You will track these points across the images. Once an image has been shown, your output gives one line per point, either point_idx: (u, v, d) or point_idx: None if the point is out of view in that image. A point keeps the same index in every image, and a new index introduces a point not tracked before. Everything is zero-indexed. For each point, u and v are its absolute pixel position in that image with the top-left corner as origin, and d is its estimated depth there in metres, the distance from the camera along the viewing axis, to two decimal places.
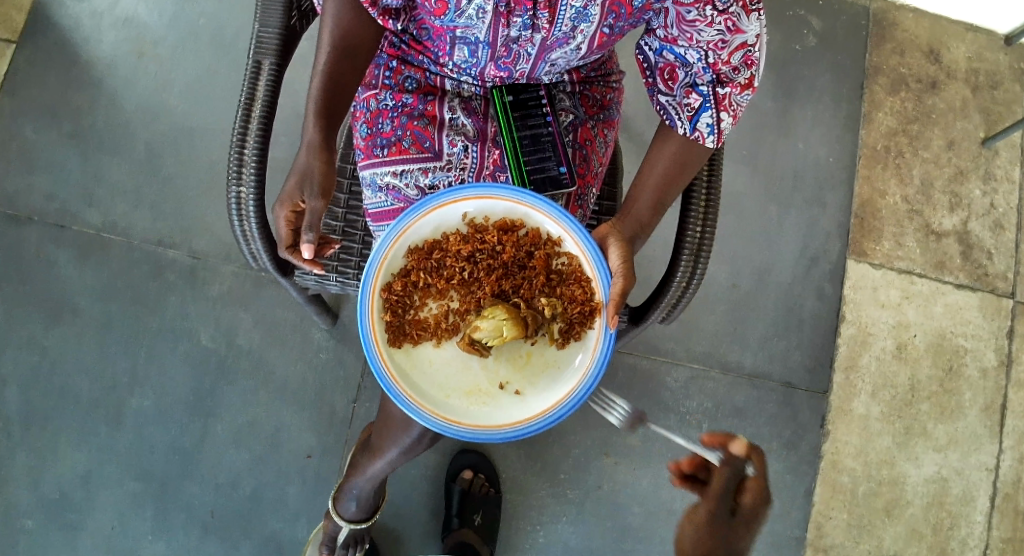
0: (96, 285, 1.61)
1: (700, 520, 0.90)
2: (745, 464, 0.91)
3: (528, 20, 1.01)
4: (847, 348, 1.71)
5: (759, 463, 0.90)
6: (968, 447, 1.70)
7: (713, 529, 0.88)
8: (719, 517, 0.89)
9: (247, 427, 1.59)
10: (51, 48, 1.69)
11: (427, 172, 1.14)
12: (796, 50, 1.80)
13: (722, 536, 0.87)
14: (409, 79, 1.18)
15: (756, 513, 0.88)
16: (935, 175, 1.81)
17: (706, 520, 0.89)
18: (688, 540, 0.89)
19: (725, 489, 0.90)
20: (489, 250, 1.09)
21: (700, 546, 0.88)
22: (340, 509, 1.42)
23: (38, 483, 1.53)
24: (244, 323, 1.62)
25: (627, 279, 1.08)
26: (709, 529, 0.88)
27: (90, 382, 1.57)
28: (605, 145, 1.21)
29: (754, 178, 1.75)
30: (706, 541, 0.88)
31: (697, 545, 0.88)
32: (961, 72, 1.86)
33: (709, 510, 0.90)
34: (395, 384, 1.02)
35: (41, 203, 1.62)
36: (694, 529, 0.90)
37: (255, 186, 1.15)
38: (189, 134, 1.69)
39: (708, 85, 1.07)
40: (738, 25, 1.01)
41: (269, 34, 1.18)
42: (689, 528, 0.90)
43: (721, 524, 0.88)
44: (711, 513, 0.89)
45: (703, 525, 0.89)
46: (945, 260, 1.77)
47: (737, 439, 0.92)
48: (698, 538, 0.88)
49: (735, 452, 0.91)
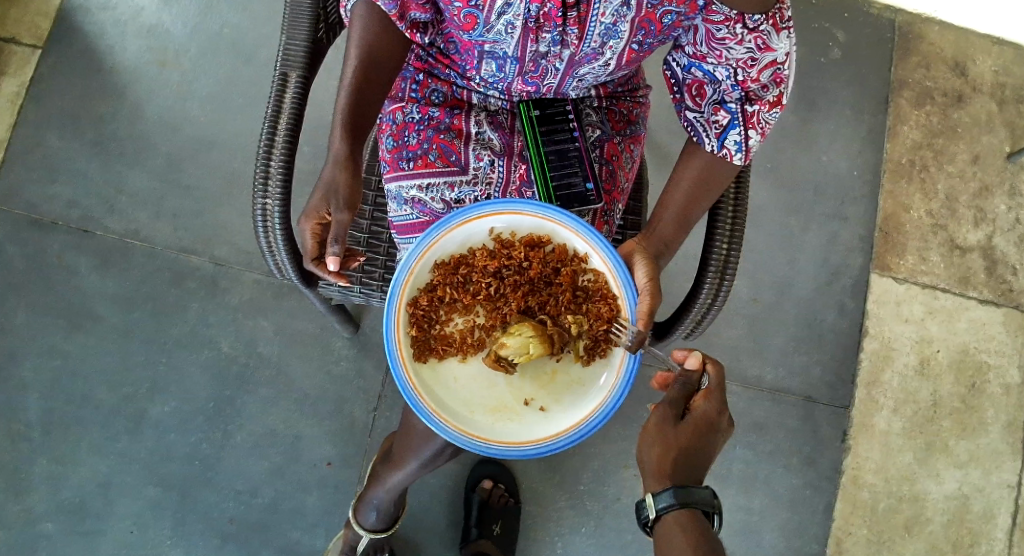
0: (118, 292, 1.62)
1: (655, 426, 0.96)
2: (694, 374, 0.98)
3: (557, 35, 1.01)
4: (870, 363, 1.70)
5: (712, 372, 0.96)
6: (990, 464, 1.68)
7: (668, 431, 0.95)
8: (672, 419, 0.96)
9: (267, 435, 1.59)
10: (76, 56, 1.70)
11: (453, 186, 1.15)
12: (821, 63, 1.79)
13: (676, 436, 0.94)
14: (436, 93, 1.18)
15: (708, 413, 0.95)
16: (959, 190, 1.79)
17: (660, 424, 0.96)
18: (645, 445, 0.96)
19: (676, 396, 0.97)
20: (516, 267, 1.09)
21: (657, 447, 0.95)
22: (360, 518, 1.43)
23: (59, 487, 1.54)
24: (265, 331, 1.63)
25: (654, 297, 1.08)
26: (664, 430, 0.95)
27: (111, 389, 1.58)
28: (632, 160, 1.21)
29: (776, 191, 1.74)
30: (662, 443, 0.95)
31: (654, 447, 0.95)
32: (987, 86, 1.84)
33: (661, 415, 0.96)
34: (420, 399, 1.03)
35: (65, 209, 1.64)
36: (650, 434, 0.96)
37: (281, 197, 1.16)
38: (212, 142, 1.70)
39: (737, 102, 1.06)
40: (768, 43, 1.00)
41: (296, 47, 1.19)
42: (645, 435, 0.97)
43: (674, 425, 0.95)
44: (664, 418, 0.96)
45: (656, 430, 0.96)
46: (969, 275, 1.76)
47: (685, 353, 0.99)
48: (654, 440, 0.95)
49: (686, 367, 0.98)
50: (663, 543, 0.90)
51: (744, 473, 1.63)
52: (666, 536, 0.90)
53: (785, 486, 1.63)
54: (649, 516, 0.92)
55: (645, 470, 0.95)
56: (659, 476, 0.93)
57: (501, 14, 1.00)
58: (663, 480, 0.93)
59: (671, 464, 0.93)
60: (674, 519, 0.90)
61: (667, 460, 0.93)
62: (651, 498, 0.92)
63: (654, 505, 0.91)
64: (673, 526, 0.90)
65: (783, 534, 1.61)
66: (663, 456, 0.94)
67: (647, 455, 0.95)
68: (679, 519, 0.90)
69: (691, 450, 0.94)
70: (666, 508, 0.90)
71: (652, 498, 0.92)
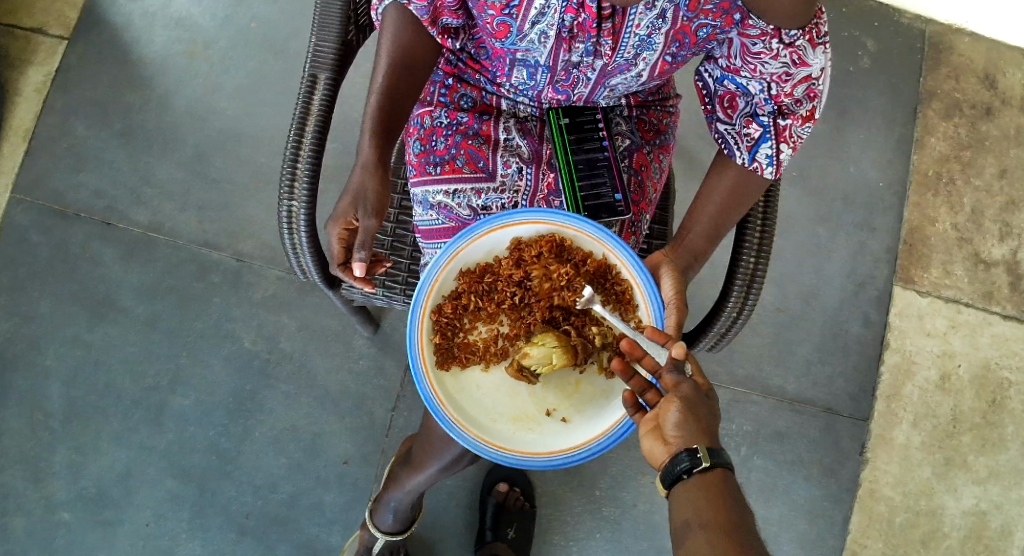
0: (142, 284, 1.63)
1: (687, 392, 0.90)
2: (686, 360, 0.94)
3: (590, 46, 1.00)
4: (890, 376, 1.69)
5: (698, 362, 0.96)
6: (1008, 481, 1.67)
7: (701, 400, 0.90)
8: (700, 391, 0.90)
9: (287, 432, 1.60)
10: (104, 47, 1.71)
11: (480, 193, 1.15)
12: (850, 71, 1.78)
13: (707, 406, 0.90)
14: (465, 98, 1.18)
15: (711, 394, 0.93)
16: (986, 203, 1.77)
17: (692, 393, 0.90)
18: (674, 408, 0.88)
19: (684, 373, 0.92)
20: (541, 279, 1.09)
21: (691, 413, 0.88)
22: (376, 520, 1.44)
23: (79, 476, 1.55)
24: (287, 327, 1.64)
25: (681, 310, 1.08)
26: (696, 398, 0.89)
27: (134, 381, 1.59)
28: (660, 170, 1.20)
29: (802, 200, 1.73)
30: (695, 407, 0.89)
31: (689, 410, 0.88)
32: (1016, 99, 1.82)
33: (690, 385, 0.90)
34: (442, 408, 1.03)
35: (91, 200, 1.65)
36: (683, 399, 0.89)
37: (307, 199, 1.16)
38: (238, 137, 1.70)
39: (769, 116, 1.05)
40: (804, 58, 0.99)
41: (326, 48, 1.19)
42: (673, 398, 0.89)
43: (704, 396, 0.90)
44: (693, 387, 0.90)
45: (691, 396, 0.89)
46: (993, 290, 1.74)
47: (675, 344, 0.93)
48: (688, 405, 0.88)
49: (678, 355, 0.92)
50: (699, 496, 0.84)
51: (763, 483, 1.62)
52: (707, 493, 0.84)
53: (804, 496, 1.62)
54: (692, 467, 0.85)
55: (675, 433, 0.87)
56: (699, 436, 0.87)
57: (535, 23, 0.99)
58: (704, 439, 0.87)
59: (708, 428, 0.88)
60: (718, 476, 0.84)
61: (704, 424, 0.88)
62: (701, 451, 0.85)
63: (704, 460, 0.85)
64: (714, 482, 0.84)
65: (800, 545, 1.61)
66: (699, 420, 0.88)
67: (682, 417, 0.88)
68: (720, 475, 0.84)
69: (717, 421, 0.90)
70: (716, 464, 0.84)
71: (704, 451, 0.85)
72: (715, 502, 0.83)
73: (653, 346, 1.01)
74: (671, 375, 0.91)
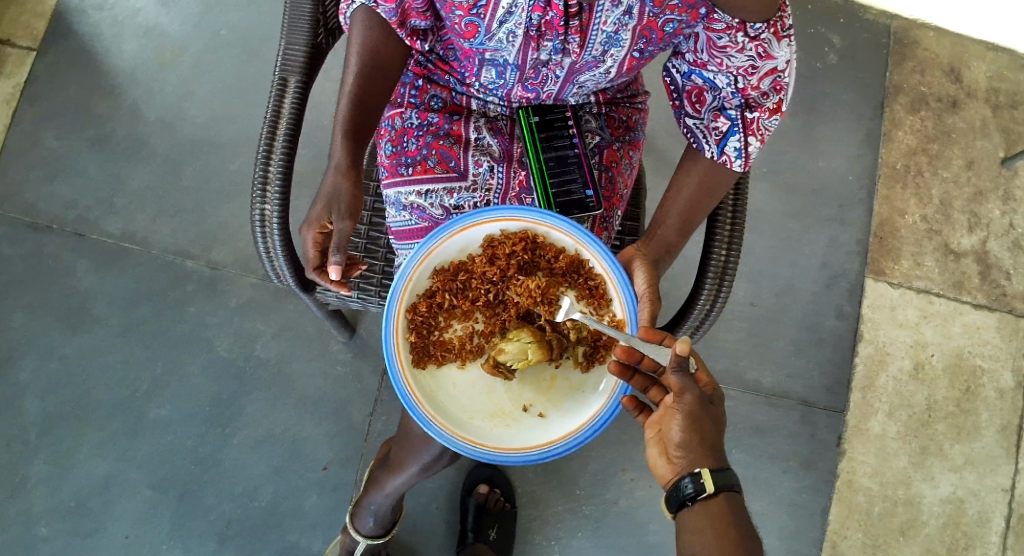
0: (116, 294, 1.61)
1: (689, 405, 0.90)
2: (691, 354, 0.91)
3: (558, 44, 1.01)
4: (864, 367, 1.70)
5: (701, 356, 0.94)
6: (984, 468, 1.69)
7: (704, 412, 0.91)
8: (705, 399, 0.91)
9: (266, 438, 1.59)
10: (73, 57, 1.70)
11: (452, 192, 1.15)
12: (817, 68, 1.81)
13: (710, 416, 0.91)
14: (435, 98, 1.18)
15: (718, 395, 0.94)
16: (954, 194, 1.80)
17: (696, 405, 0.90)
18: (678, 425, 0.91)
19: (688, 372, 0.90)
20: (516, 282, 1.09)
21: (696, 431, 0.90)
22: (357, 524, 1.44)
23: (55, 490, 1.53)
24: (264, 333, 1.63)
25: (653, 303, 1.08)
26: (700, 412, 0.91)
27: (109, 391, 1.58)
28: (631, 167, 1.21)
29: (774, 196, 1.75)
30: (699, 424, 0.90)
31: (692, 427, 0.90)
32: (981, 92, 1.85)
33: (694, 395, 0.90)
34: (419, 406, 1.02)
35: (62, 210, 1.63)
36: (687, 414, 0.90)
37: (280, 203, 1.16)
38: (211, 145, 1.69)
39: (737, 109, 1.06)
40: (769, 51, 1.00)
41: (295, 51, 1.19)
42: (677, 412, 0.91)
43: (708, 407, 0.91)
44: (697, 399, 0.90)
45: (694, 411, 0.90)
46: (963, 279, 1.77)
47: (678, 338, 0.87)
48: (690, 420, 0.90)
49: (685, 353, 0.86)
50: (704, 523, 0.88)
51: (743, 477, 1.64)
52: (710, 518, 0.88)
53: (784, 489, 1.64)
54: (697, 494, 0.88)
55: (681, 454, 0.90)
56: (703, 456, 0.90)
57: (502, 22, 1.00)
58: (708, 461, 0.90)
59: (712, 445, 0.90)
60: (721, 500, 0.88)
61: (707, 441, 0.90)
62: (703, 477, 0.88)
63: (708, 486, 0.88)
64: (720, 511, 0.88)
65: (781, 537, 1.62)
66: (703, 438, 0.90)
67: (686, 436, 0.90)
68: (727, 501, 0.89)
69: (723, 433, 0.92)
70: (719, 489, 0.88)
71: (707, 476, 0.88)
72: (724, 531, 0.88)
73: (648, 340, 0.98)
74: (677, 377, 0.90)
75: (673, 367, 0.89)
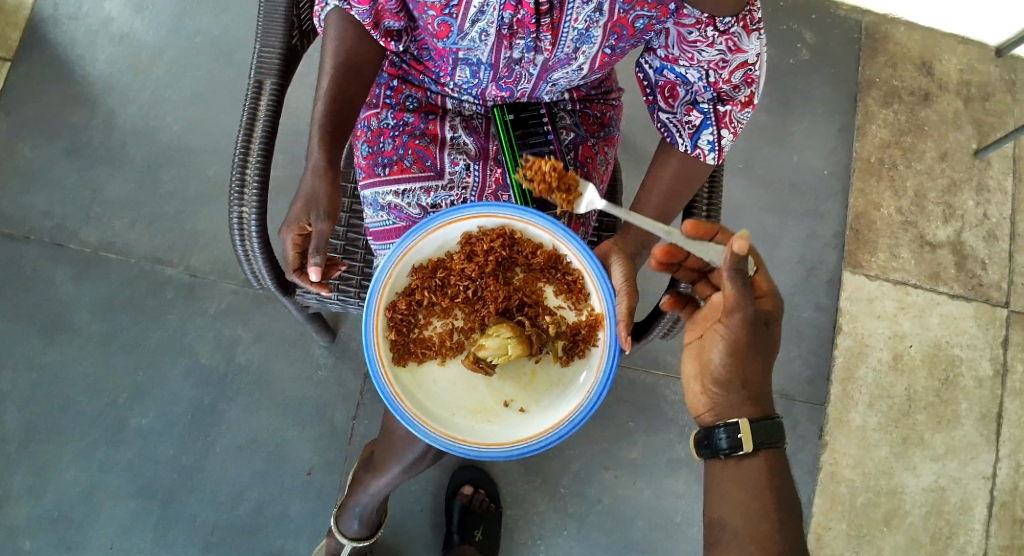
0: (95, 302, 1.60)
1: (736, 333, 0.92)
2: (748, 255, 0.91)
3: (530, 42, 1.01)
4: (844, 359, 1.72)
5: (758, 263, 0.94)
6: (965, 455, 1.71)
7: (753, 341, 0.92)
8: (756, 322, 0.92)
9: (248, 444, 1.58)
10: (48, 65, 1.69)
11: (429, 191, 1.15)
12: (790, 64, 1.83)
13: (760, 348, 0.92)
14: (410, 99, 1.19)
15: (775, 317, 0.95)
16: (928, 186, 1.83)
17: (743, 331, 0.92)
18: (720, 351, 0.93)
19: (744, 276, 0.90)
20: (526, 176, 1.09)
21: (742, 361, 0.92)
22: (342, 526, 1.43)
23: (37, 501, 1.52)
24: (244, 339, 1.62)
25: (631, 295, 1.07)
26: (748, 341, 0.92)
27: (90, 401, 1.56)
28: (606, 162, 1.22)
29: (750, 192, 1.77)
30: (744, 358, 0.92)
31: (735, 356, 0.92)
32: (952, 85, 1.88)
33: (743, 318, 0.91)
34: (400, 403, 1.02)
35: (39, 220, 1.62)
36: (732, 342, 0.92)
37: (257, 206, 1.15)
38: (188, 151, 1.69)
39: (709, 102, 1.08)
40: (739, 45, 1.01)
41: (270, 53, 1.19)
42: (722, 338, 0.93)
43: (756, 334, 0.92)
44: (747, 327, 0.92)
45: (741, 339, 0.92)
46: (940, 270, 1.79)
47: (737, 234, 0.87)
48: (734, 349, 0.92)
49: (742, 251, 0.87)
50: (734, 480, 0.92)
51: None
52: (745, 477, 0.91)
53: None
54: (732, 450, 0.91)
55: (721, 387, 0.94)
56: (742, 404, 0.93)
57: (474, 21, 1.00)
58: (743, 410, 0.93)
59: (753, 388, 0.93)
60: (759, 462, 0.91)
61: (750, 376, 0.93)
62: (742, 436, 0.90)
63: (745, 445, 0.90)
64: (757, 479, 0.90)
65: None
66: (747, 374, 0.93)
67: (726, 368, 0.93)
68: (765, 466, 0.91)
69: (771, 367, 0.93)
70: (757, 449, 0.90)
71: (745, 434, 0.90)
72: (760, 499, 0.89)
73: (698, 240, 0.95)
74: (733, 285, 0.90)
75: (728, 268, 0.90)
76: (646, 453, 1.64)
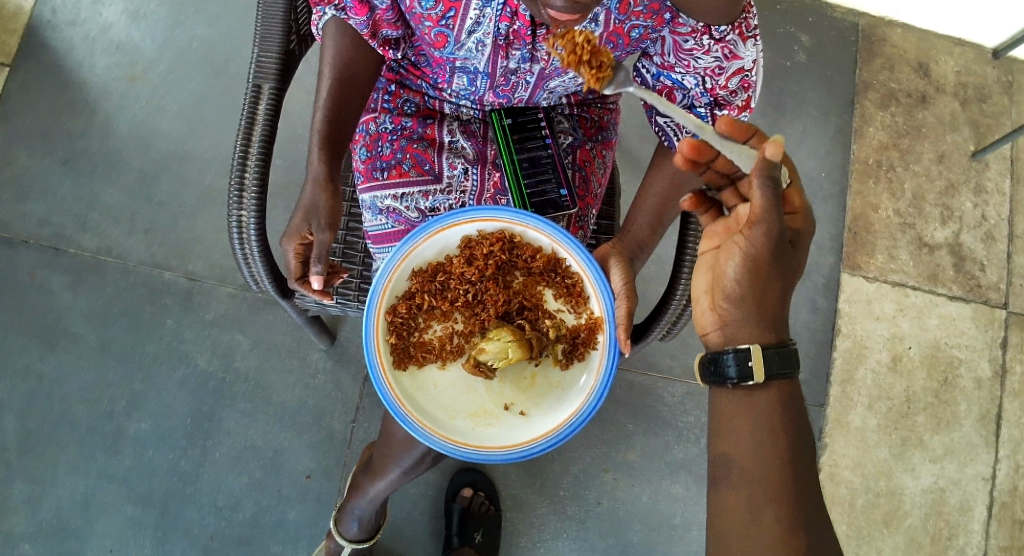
0: (93, 309, 1.60)
1: (757, 250, 0.89)
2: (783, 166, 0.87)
3: (527, 52, 1.02)
4: (843, 361, 1.72)
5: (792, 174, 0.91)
6: (965, 456, 1.71)
7: (774, 260, 0.89)
8: (781, 239, 0.88)
9: (247, 449, 1.58)
10: (45, 73, 1.69)
11: (428, 195, 1.15)
12: (786, 66, 1.83)
13: (781, 270, 0.89)
14: (408, 103, 1.19)
15: (803, 239, 0.92)
16: (926, 188, 1.83)
17: (765, 250, 0.89)
18: (737, 266, 0.91)
19: (777, 186, 0.86)
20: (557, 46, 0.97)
21: (760, 278, 0.90)
22: (342, 529, 1.43)
23: (37, 509, 1.52)
24: (242, 344, 1.62)
25: (630, 299, 1.07)
26: (767, 260, 0.89)
27: (88, 408, 1.57)
28: (604, 165, 1.23)
29: None
30: (761, 276, 0.89)
31: (752, 273, 0.90)
32: (949, 86, 1.88)
33: (766, 235, 0.88)
34: (401, 406, 1.03)
35: (37, 228, 1.62)
36: (751, 259, 0.90)
37: (256, 211, 1.16)
38: (185, 158, 1.69)
39: (706, 107, 1.07)
40: (735, 52, 1.02)
41: (268, 58, 1.19)
42: (739, 253, 0.90)
43: (778, 253, 0.89)
44: (770, 243, 0.88)
45: (761, 256, 0.89)
46: (938, 272, 1.79)
47: (772, 139, 0.84)
48: (752, 266, 0.90)
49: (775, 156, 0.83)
50: (743, 418, 0.89)
51: None
52: (753, 414, 0.89)
53: None
54: (740, 380, 0.89)
55: (734, 304, 0.91)
56: (754, 325, 0.90)
57: (471, 32, 1.01)
58: (753, 334, 0.90)
59: (767, 310, 0.90)
60: (769, 394, 0.89)
61: (767, 296, 0.90)
62: (753, 365, 0.88)
63: (756, 376, 0.88)
64: (768, 417, 0.88)
65: None
66: (763, 296, 0.90)
67: (741, 286, 0.90)
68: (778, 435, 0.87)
69: (789, 291, 0.90)
70: (767, 381, 0.88)
71: (757, 364, 0.88)
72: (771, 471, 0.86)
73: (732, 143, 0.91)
74: (763, 195, 0.86)
75: (759, 175, 0.86)
76: (645, 456, 1.64)
